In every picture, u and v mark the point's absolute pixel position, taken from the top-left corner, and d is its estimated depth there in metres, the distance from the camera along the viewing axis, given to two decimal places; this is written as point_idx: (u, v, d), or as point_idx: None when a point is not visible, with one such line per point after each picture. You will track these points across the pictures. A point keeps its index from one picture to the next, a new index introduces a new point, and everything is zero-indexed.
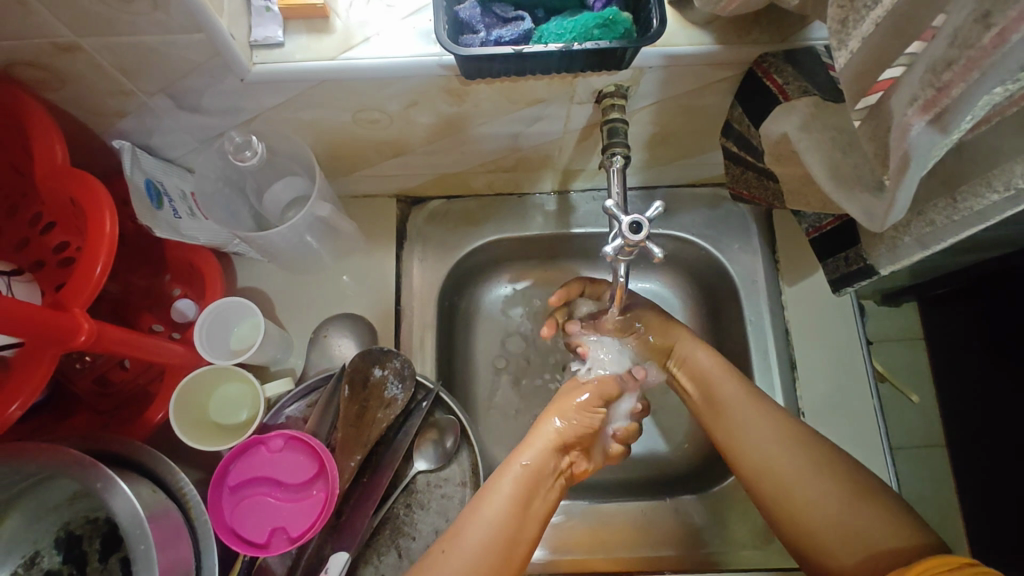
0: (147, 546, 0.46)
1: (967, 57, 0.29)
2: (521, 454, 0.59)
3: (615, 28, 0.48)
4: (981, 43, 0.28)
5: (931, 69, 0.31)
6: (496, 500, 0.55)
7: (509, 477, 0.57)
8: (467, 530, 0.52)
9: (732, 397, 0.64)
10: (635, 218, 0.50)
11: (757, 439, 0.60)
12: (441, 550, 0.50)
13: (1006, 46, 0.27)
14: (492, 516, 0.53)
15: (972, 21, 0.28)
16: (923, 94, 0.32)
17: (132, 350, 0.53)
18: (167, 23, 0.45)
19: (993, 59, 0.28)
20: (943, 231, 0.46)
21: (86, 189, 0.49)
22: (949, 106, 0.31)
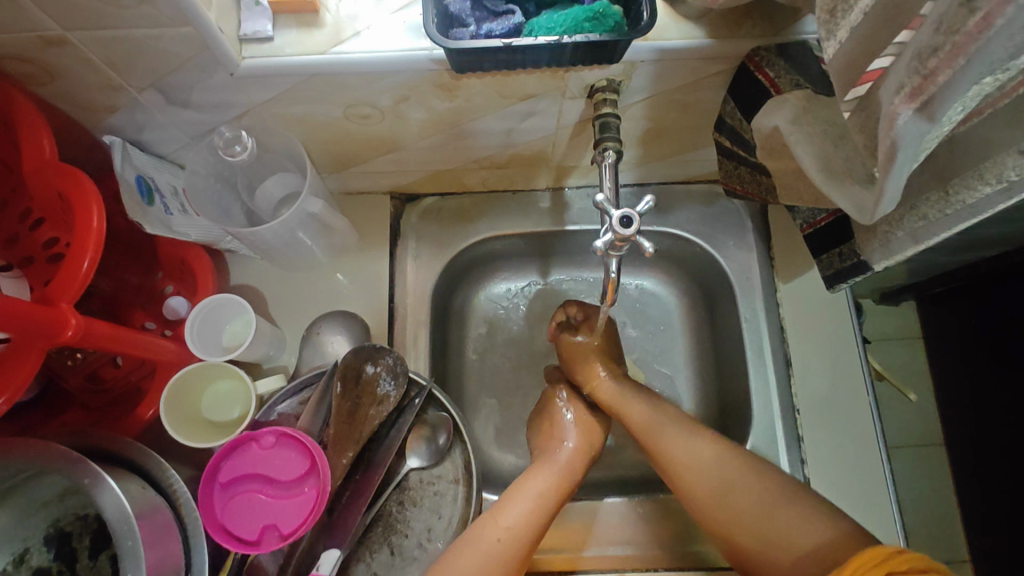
0: (135, 543, 0.46)
1: (953, 43, 0.29)
2: (540, 467, 0.64)
3: (605, 21, 0.48)
4: (967, 29, 0.28)
5: (917, 56, 0.31)
6: (525, 495, 0.61)
7: (534, 479, 0.63)
8: (508, 520, 0.58)
9: (662, 428, 0.65)
10: (625, 212, 0.49)
11: (693, 464, 0.61)
12: (494, 537, 0.56)
13: (991, 30, 0.27)
14: (527, 508, 0.59)
15: (955, 7, 0.28)
16: (910, 82, 0.32)
17: (121, 346, 0.53)
18: (154, 16, 0.45)
19: (977, 45, 0.28)
20: (935, 226, 0.46)
21: (74, 184, 0.49)
22: (934, 95, 0.31)
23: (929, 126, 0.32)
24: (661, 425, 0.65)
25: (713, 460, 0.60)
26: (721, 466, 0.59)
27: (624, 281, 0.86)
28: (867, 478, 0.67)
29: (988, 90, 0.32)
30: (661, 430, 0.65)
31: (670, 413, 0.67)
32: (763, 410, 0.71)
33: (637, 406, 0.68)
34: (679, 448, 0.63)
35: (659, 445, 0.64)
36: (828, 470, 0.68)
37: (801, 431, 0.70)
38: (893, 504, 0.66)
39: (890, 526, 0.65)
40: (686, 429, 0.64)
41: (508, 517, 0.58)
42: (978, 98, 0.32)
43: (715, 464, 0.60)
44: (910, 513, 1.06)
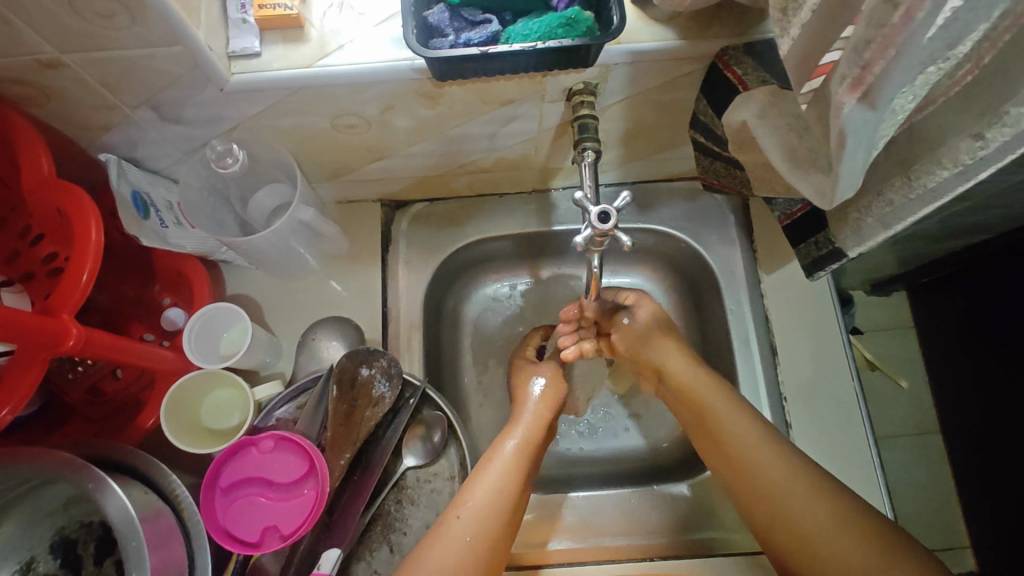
0: (139, 544, 0.47)
1: (883, 35, 0.31)
2: (509, 432, 0.65)
3: (577, 27, 0.50)
4: (893, 22, 0.30)
5: (855, 49, 0.33)
6: (496, 467, 0.61)
7: (504, 449, 0.63)
8: (470, 498, 0.58)
9: (726, 416, 0.63)
10: (603, 209, 0.51)
11: (752, 460, 0.60)
12: (453, 517, 0.56)
13: (914, 23, 0.29)
14: (496, 481, 0.59)
15: (883, 2, 0.30)
16: (851, 73, 0.34)
17: (122, 355, 0.54)
18: (145, 36, 0.47)
19: (905, 36, 0.30)
20: (902, 210, 0.48)
21: (73, 199, 0.51)
22: (874, 83, 0.33)
23: (874, 114, 0.34)
24: (727, 413, 0.63)
25: (775, 461, 0.59)
26: (782, 467, 0.58)
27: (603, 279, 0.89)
28: (855, 461, 0.69)
29: (932, 78, 0.34)
30: (723, 415, 0.63)
31: (729, 395, 0.65)
32: (751, 399, 0.73)
33: (706, 386, 0.66)
34: (743, 443, 0.61)
35: (722, 432, 0.63)
36: (817, 455, 0.69)
37: (789, 418, 0.71)
38: (882, 487, 0.67)
39: (879, 508, 0.67)
40: (750, 420, 0.62)
41: (473, 493, 0.58)
42: (924, 85, 0.34)
43: (774, 463, 0.59)
44: (908, 500, 1.08)
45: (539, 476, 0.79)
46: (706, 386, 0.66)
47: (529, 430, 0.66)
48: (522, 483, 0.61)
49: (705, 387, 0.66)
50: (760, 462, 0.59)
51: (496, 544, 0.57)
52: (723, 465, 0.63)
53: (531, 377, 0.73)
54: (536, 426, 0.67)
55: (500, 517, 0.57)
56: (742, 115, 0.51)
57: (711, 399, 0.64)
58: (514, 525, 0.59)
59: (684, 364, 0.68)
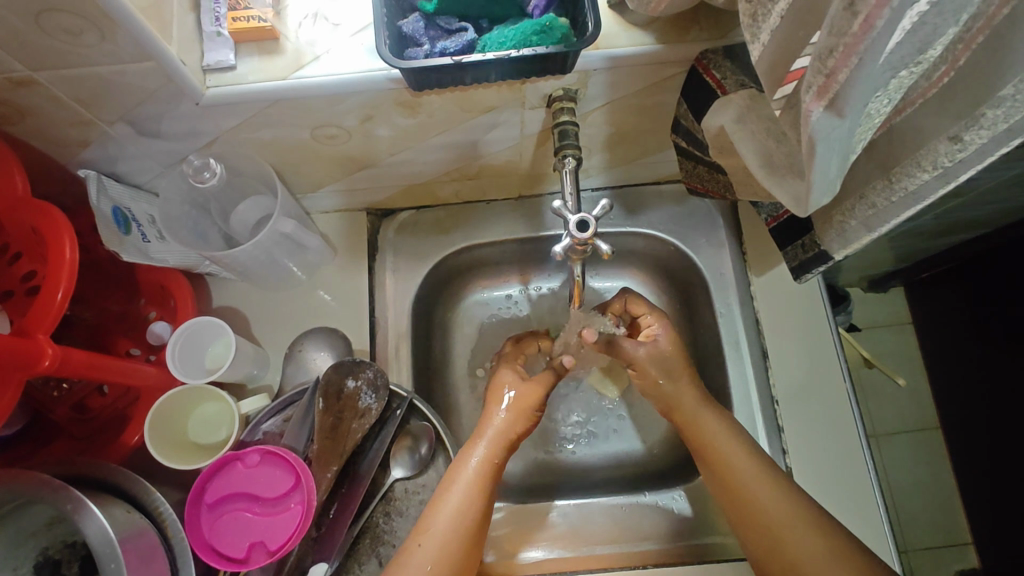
0: (119, 565, 0.47)
1: (845, 44, 0.30)
2: (472, 447, 0.63)
3: (552, 34, 0.49)
4: (853, 30, 0.30)
5: (819, 56, 0.32)
6: (457, 488, 0.59)
7: (466, 467, 0.61)
8: (432, 523, 0.57)
9: (728, 451, 0.61)
10: (581, 217, 0.54)
11: (752, 496, 0.59)
12: (416, 545, 0.56)
13: (875, 30, 0.29)
14: (456, 504, 0.58)
15: (843, 9, 0.30)
16: (816, 81, 0.33)
17: (100, 374, 0.54)
18: (115, 53, 0.47)
19: (866, 44, 0.30)
20: (885, 213, 0.47)
21: (48, 218, 0.50)
22: (840, 91, 0.32)
23: (843, 121, 0.34)
24: (712, 429, 0.63)
25: (775, 497, 0.58)
26: (779, 503, 0.58)
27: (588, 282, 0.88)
28: (848, 464, 0.68)
29: (904, 83, 0.33)
30: (710, 433, 0.63)
31: (736, 431, 0.63)
32: (743, 403, 0.72)
33: (709, 420, 0.64)
34: (745, 474, 0.60)
35: (725, 467, 0.61)
36: (809, 459, 0.69)
37: (781, 422, 0.71)
38: (875, 490, 0.67)
39: (873, 512, 0.66)
40: (756, 456, 0.61)
41: (434, 519, 0.57)
42: (896, 88, 0.33)
43: (777, 500, 0.58)
44: (909, 499, 1.06)
45: (532, 484, 0.78)
46: (711, 416, 0.64)
47: (498, 446, 0.63)
48: (485, 501, 0.59)
49: (718, 424, 0.63)
50: (763, 501, 0.58)
51: (460, 568, 0.56)
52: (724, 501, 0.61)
53: (501, 390, 0.68)
54: (500, 440, 0.63)
55: (462, 540, 0.57)
56: (720, 119, 0.50)
57: (715, 430, 0.63)
58: (480, 543, 0.59)
59: (697, 402, 0.65)
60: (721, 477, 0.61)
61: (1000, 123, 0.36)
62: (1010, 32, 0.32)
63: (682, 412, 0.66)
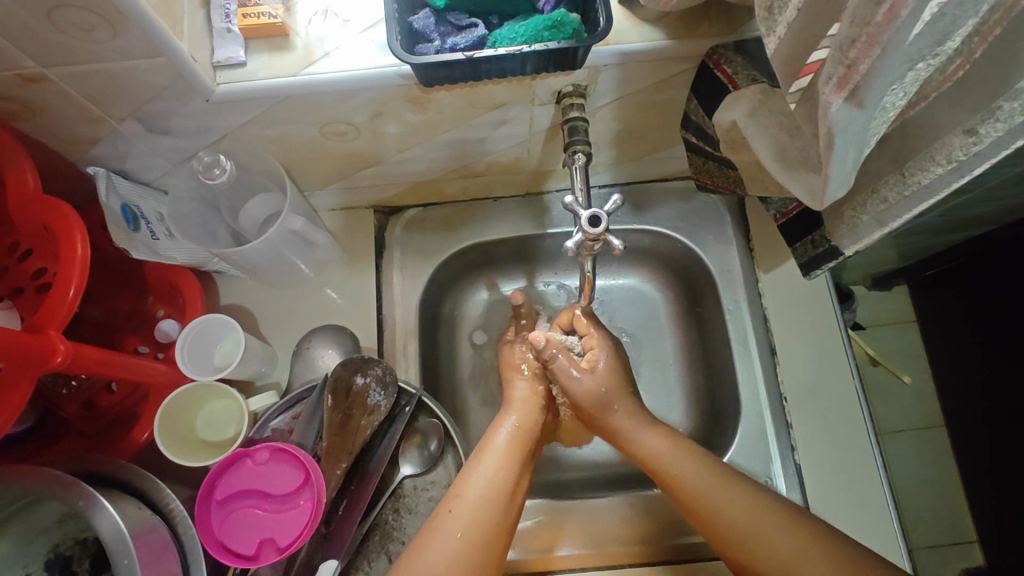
0: (131, 561, 0.47)
1: (867, 34, 0.30)
2: (500, 419, 0.66)
3: (563, 28, 0.49)
4: (876, 20, 0.29)
5: (839, 47, 0.32)
6: (488, 459, 0.61)
7: (495, 440, 0.63)
8: (465, 489, 0.58)
9: (683, 469, 0.61)
10: (593, 212, 0.54)
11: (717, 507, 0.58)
12: (447, 511, 0.56)
13: (897, 21, 0.29)
14: (487, 472, 0.59)
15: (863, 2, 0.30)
16: (836, 73, 0.33)
17: (111, 370, 0.54)
18: (127, 48, 0.46)
19: (888, 35, 0.29)
20: (897, 208, 0.47)
21: (59, 215, 0.50)
22: (859, 83, 0.32)
23: (862, 112, 0.34)
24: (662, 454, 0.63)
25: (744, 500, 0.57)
26: (744, 509, 0.57)
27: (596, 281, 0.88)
28: (857, 461, 0.68)
29: (922, 74, 0.33)
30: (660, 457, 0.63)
31: (690, 449, 0.63)
32: (751, 399, 0.72)
33: (653, 444, 0.64)
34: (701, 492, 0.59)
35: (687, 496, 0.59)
36: (818, 456, 0.69)
37: (790, 418, 0.71)
38: (884, 487, 0.67)
39: (883, 508, 0.66)
40: (717, 475, 0.60)
41: (468, 482, 0.58)
42: (914, 79, 0.33)
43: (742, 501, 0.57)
44: (914, 496, 1.06)
45: (539, 482, 0.78)
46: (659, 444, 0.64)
47: (528, 412, 0.68)
48: (518, 468, 0.61)
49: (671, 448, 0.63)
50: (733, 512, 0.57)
51: (495, 532, 0.56)
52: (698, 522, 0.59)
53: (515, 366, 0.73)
54: (528, 411, 0.68)
55: (496, 504, 0.57)
56: (732, 114, 0.50)
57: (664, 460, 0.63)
58: (515, 512, 0.59)
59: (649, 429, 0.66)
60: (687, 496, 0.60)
61: (1016, 117, 0.36)
62: None
63: (632, 442, 0.66)
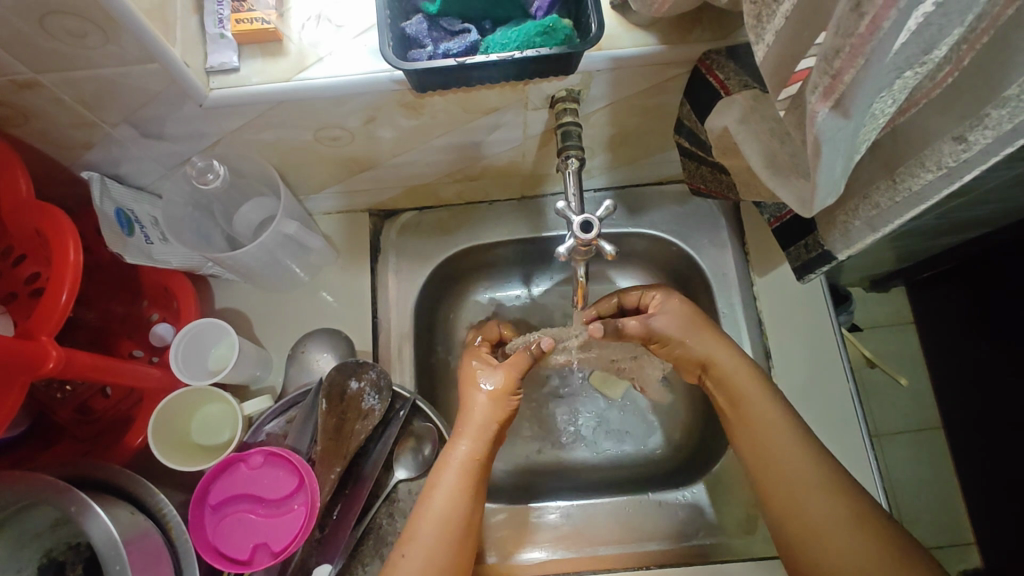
0: (123, 567, 0.47)
1: (851, 45, 0.30)
2: (455, 442, 0.62)
3: (555, 34, 0.49)
4: (859, 31, 0.30)
5: (826, 57, 0.32)
6: (438, 495, 0.59)
7: (447, 471, 0.61)
8: (418, 532, 0.57)
9: (783, 457, 0.59)
10: (585, 218, 0.54)
11: (804, 501, 0.57)
12: (400, 555, 0.56)
13: (881, 32, 0.29)
14: (439, 510, 0.58)
15: (848, 12, 0.30)
16: (823, 82, 0.33)
17: (105, 375, 0.54)
18: (119, 55, 0.47)
19: (873, 45, 0.30)
20: (888, 214, 0.47)
21: (52, 221, 0.50)
22: (846, 92, 0.32)
23: (848, 121, 0.34)
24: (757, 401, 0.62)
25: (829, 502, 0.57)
26: (823, 498, 0.57)
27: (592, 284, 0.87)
28: (852, 465, 0.68)
29: (909, 82, 0.33)
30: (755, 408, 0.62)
31: (804, 439, 0.60)
32: None
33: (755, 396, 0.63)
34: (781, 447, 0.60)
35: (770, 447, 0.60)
36: None
37: None
38: (879, 491, 0.67)
39: None
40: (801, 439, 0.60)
41: (421, 525, 0.58)
42: (901, 87, 0.33)
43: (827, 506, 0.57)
44: (911, 499, 1.06)
45: (535, 485, 0.78)
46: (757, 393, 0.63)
47: (484, 435, 0.63)
48: (471, 502, 0.60)
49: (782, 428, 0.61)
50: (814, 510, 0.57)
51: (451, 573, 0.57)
52: (773, 505, 0.59)
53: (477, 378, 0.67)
54: (483, 432, 0.63)
55: (449, 549, 0.57)
56: (723, 120, 0.50)
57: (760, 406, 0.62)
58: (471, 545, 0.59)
59: (768, 401, 0.62)
60: (776, 479, 0.59)
61: (1005, 124, 0.36)
62: (1014, 31, 0.32)
63: (739, 399, 0.64)
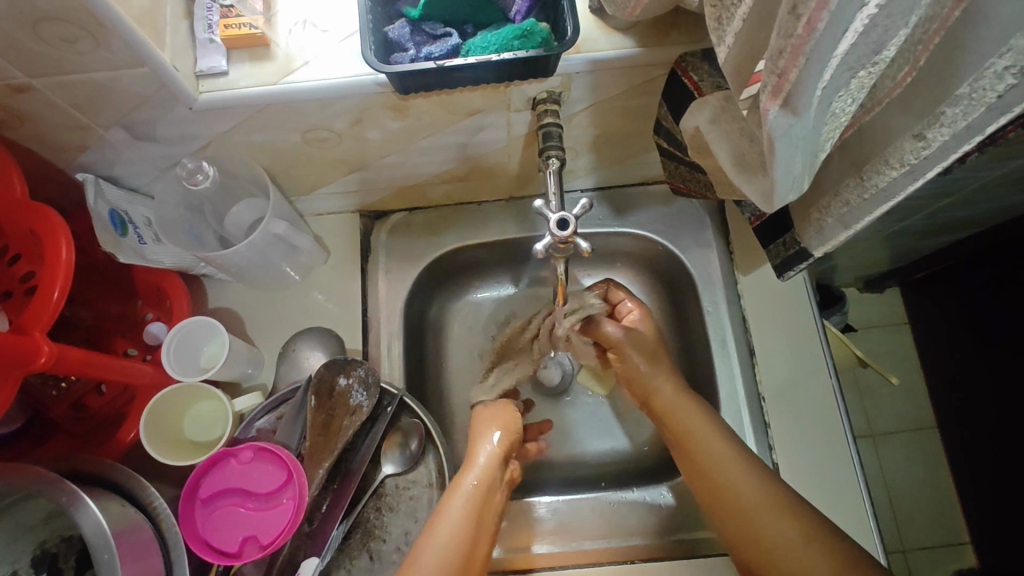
0: (112, 556, 0.48)
1: (793, 45, 0.32)
2: (464, 475, 0.64)
3: (532, 38, 0.51)
4: (798, 31, 0.31)
5: (773, 58, 0.34)
6: (449, 514, 0.60)
7: (455, 497, 0.61)
8: (423, 552, 0.57)
9: (707, 445, 0.63)
10: (561, 216, 0.55)
11: (758, 519, 0.57)
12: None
13: (817, 33, 0.30)
14: (450, 529, 0.58)
15: (792, 13, 0.31)
16: (773, 81, 0.34)
17: (97, 371, 0.55)
18: (110, 60, 0.48)
19: (812, 45, 0.31)
20: (857, 211, 0.48)
21: (42, 220, 0.52)
22: (795, 90, 0.33)
23: (799, 119, 0.35)
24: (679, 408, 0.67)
25: (786, 523, 0.56)
26: (754, 487, 0.59)
27: (576, 282, 0.89)
28: (834, 460, 0.69)
29: (861, 78, 0.34)
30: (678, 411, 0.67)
31: (726, 436, 0.63)
32: (729, 399, 0.73)
33: (688, 407, 0.67)
34: (704, 438, 0.64)
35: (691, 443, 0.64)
36: (796, 456, 0.70)
37: (767, 418, 0.71)
38: (861, 486, 0.68)
39: (859, 507, 0.67)
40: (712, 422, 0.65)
41: (428, 548, 0.57)
42: (849, 86, 0.34)
43: (750, 486, 0.59)
44: (902, 497, 1.07)
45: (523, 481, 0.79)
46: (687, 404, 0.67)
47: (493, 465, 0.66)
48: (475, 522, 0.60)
49: (707, 432, 0.64)
50: (739, 486, 0.60)
51: None
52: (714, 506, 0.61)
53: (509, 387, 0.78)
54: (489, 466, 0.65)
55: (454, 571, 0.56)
56: (695, 120, 0.52)
57: (681, 406, 0.67)
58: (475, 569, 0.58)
59: (698, 418, 0.65)
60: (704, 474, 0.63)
61: (959, 122, 0.37)
62: (962, 34, 0.33)
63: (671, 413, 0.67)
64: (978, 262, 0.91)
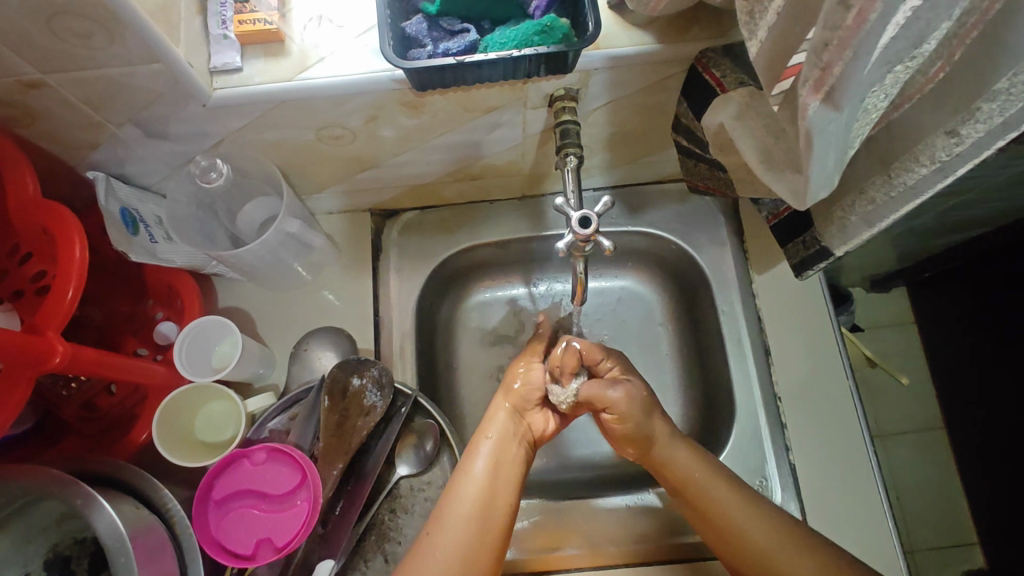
0: (129, 560, 0.47)
1: (838, 38, 0.31)
2: (483, 432, 0.63)
3: (552, 33, 0.50)
4: (846, 23, 0.30)
5: (814, 51, 0.33)
6: (471, 479, 0.58)
7: (475, 457, 0.60)
8: (446, 510, 0.56)
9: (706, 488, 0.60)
10: (583, 214, 0.55)
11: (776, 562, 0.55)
12: (425, 534, 0.56)
13: (867, 25, 0.29)
14: (470, 488, 0.58)
15: (834, 5, 0.30)
16: (812, 75, 0.34)
17: (110, 371, 0.55)
18: (125, 55, 0.48)
19: (858, 37, 0.30)
20: (883, 209, 0.47)
21: (56, 218, 0.51)
22: (835, 84, 0.33)
23: (836, 114, 0.34)
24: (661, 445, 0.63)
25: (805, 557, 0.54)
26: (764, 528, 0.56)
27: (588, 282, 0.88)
28: (852, 461, 0.68)
29: (899, 72, 0.33)
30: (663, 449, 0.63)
31: (724, 479, 0.60)
32: (745, 399, 0.72)
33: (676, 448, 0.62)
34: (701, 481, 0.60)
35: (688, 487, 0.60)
36: (813, 457, 0.69)
37: (784, 419, 0.71)
38: (879, 487, 0.67)
39: (877, 509, 0.66)
40: (704, 462, 0.61)
41: (451, 504, 0.57)
42: (887, 81, 0.34)
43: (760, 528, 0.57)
44: (914, 498, 1.06)
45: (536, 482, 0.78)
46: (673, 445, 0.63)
47: (508, 418, 0.65)
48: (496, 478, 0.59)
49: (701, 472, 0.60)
50: (750, 531, 0.56)
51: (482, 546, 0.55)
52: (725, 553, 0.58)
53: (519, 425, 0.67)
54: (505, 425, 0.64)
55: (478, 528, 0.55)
56: (718, 117, 0.51)
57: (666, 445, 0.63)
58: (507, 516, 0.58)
59: (688, 460, 0.61)
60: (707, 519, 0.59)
61: (996, 117, 0.37)
62: (1002, 27, 0.33)
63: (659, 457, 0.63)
64: (992, 262, 0.90)
